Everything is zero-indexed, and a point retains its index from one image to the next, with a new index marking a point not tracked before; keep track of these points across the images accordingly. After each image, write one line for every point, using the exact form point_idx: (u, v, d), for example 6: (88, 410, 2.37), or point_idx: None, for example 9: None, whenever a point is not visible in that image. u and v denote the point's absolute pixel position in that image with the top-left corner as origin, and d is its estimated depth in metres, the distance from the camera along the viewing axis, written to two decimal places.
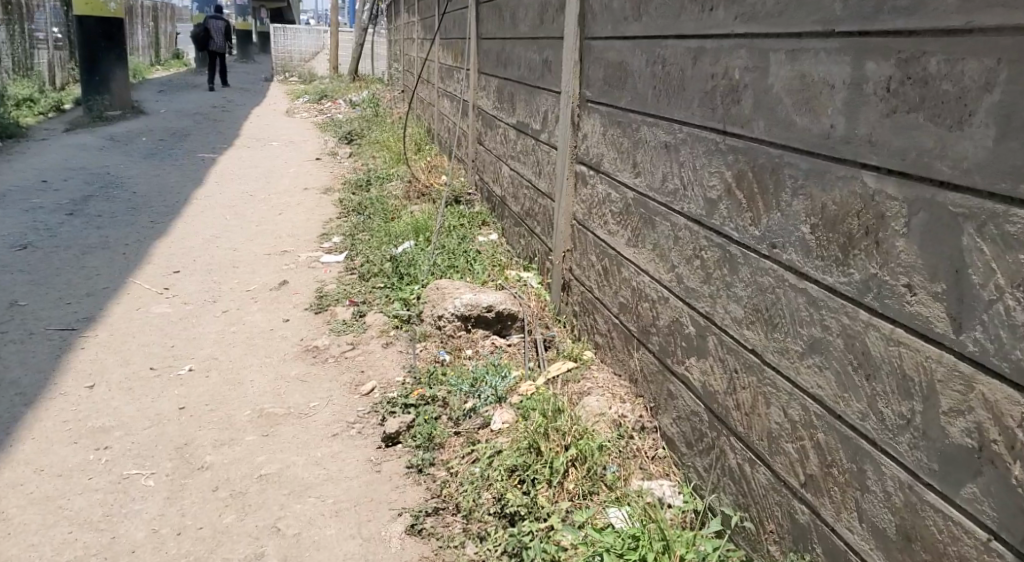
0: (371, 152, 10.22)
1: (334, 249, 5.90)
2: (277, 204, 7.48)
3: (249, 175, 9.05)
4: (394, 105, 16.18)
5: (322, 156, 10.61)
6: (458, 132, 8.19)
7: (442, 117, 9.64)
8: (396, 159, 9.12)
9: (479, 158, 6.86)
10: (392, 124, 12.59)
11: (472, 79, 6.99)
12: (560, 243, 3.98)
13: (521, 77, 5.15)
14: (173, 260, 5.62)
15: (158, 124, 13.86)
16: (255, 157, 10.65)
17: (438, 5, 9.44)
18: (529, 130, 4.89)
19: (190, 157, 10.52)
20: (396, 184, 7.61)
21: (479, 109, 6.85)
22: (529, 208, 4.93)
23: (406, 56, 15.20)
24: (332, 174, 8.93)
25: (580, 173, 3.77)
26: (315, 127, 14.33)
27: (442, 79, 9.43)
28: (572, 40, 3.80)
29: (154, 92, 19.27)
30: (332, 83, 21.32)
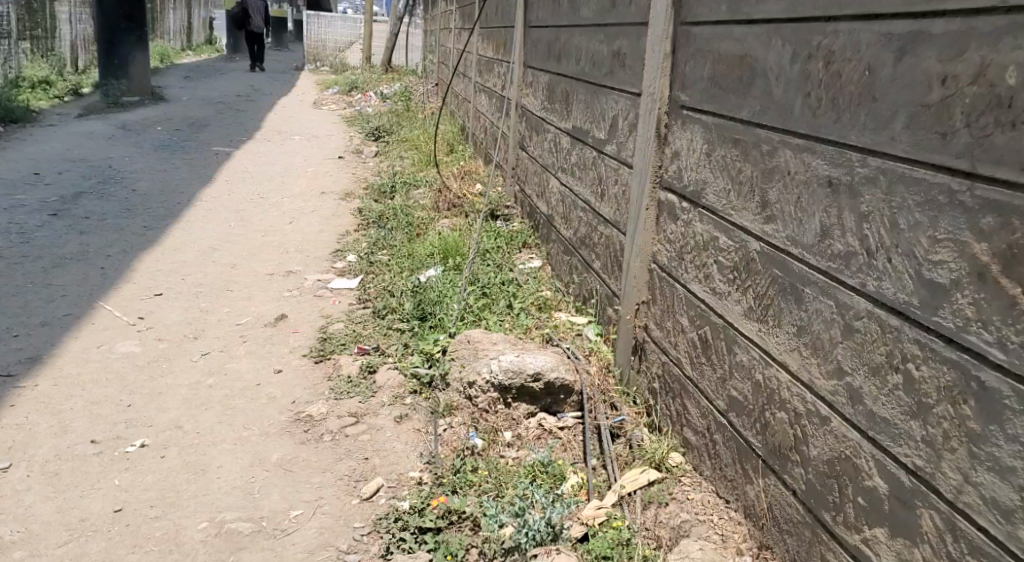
0: (398, 152, 9.32)
1: (347, 272, 4.99)
2: (289, 210, 6.60)
3: (262, 175, 8.18)
4: (427, 100, 15.28)
5: (346, 153, 9.73)
6: (496, 136, 7.28)
7: (479, 116, 8.71)
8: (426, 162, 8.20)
9: (521, 168, 5.94)
10: (425, 121, 11.69)
11: (516, 75, 6.07)
12: (632, 293, 3.04)
13: (579, 74, 4.22)
14: (156, 280, 4.74)
15: (176, 112, 13.07)
16: (274, 153, 9.80)
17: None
18: (589, 140, 3.96)
19: (203, 150, 9.69)
20: (425, 191, 6.71)
21: (522, 110, 5.94)
22: (584, 237, 4.00)
23: (443, 48, 14.28)
24: (354, 176, 8.05)
25: (667, 203, 2.83)
26: (343, 121, 13.46)
27: (481, 74, 8.51)
28: (659, 28, 2.88)
29: (179, 79, 18.53)
30: (364, 74, 20.45)
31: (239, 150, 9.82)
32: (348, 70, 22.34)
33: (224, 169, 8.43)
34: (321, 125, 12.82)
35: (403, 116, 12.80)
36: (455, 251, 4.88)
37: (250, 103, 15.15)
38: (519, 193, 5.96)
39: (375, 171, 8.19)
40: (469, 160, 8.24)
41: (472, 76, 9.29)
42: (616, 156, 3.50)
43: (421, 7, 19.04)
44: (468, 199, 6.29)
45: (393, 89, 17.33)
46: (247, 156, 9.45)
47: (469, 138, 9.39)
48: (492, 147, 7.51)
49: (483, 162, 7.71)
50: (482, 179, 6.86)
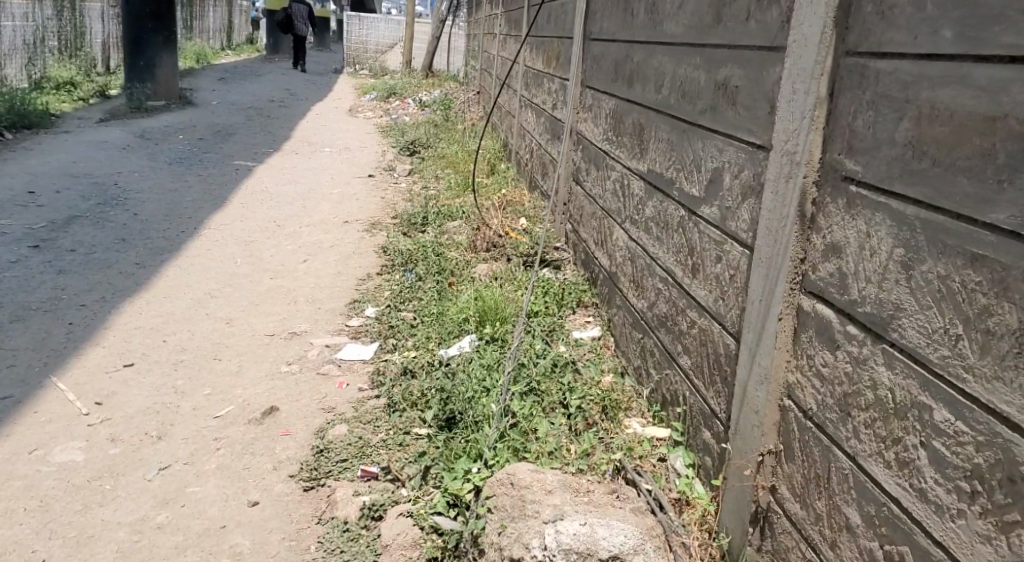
0: (434, 172, 8.45)
1: (364, 333, 4.12)
2: (306, 245, 5.76)
3: (282, 196, 7.35)
4: (469, 108, 14.44)
5: (377, 171, 8.88)
6: (546, 161, 6.37)
7: (524, 135, 7.81)
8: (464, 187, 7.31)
9: (575, 205, 5.02)
10: (464, 133, 10.84)
11: (572, 96, 5.16)
12: (755, 437, 2.11)
13: (661, 104, 3.31)
14: (131, 342, 3.92)
15: (203, 119, 12.35)
16: (299, 168, 8.98)
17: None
18: (676, 194, 3.05)
19: (223, 164, 8.91)
20: (461, 225, 5.85)
21: (578, 137, 5.03)
22: (665, 318, 3.08)
23: (486, 53, 13.43)
24: (384, 201, 7.19)
25: (820, 320, 1.89)
26: (378, 131, 12.63)
27: (528, 88, 7.60)
28: (808, 60, 1.96)
29: (212, 81, 17.88)
30: (403, 79, 19.63)
31: (262, 165, 9.02)
32: (388, 74, 21.57)
33: (242, 188, 7.63)
34: (354, 136, 12.01)
35: (442, 128, 11.93)
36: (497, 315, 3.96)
37: (282, 109, 14.40)
38: (572, 236, 5.04)
39: (408, 195, 7.32)
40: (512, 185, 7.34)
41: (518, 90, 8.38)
42: (720, 224, 2.57)
43: (465, 11, 18.20)
44: (511, 237, 5.38)
45: (433, 94, 16.53)
46: (269, 171, 8.64)
47: (512, 158, 8.48)
48: (539, 173, 6.60)
49: (528, 190, 6.80)
50: (527, 212, 5.94)
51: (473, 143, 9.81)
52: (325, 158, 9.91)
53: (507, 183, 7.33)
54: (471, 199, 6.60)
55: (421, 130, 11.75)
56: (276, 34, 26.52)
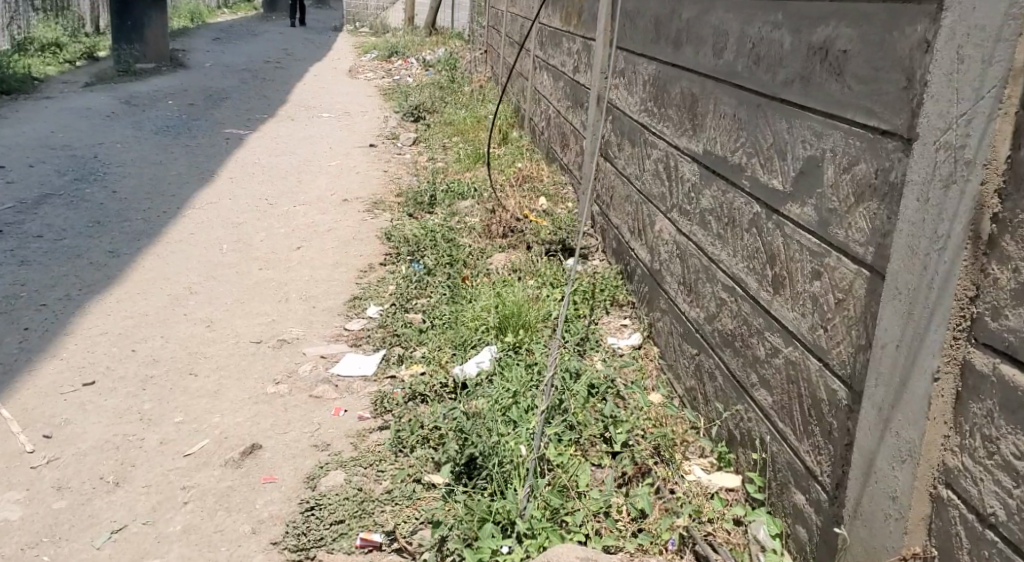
0: (442, 142, 7.86)
1: (366, 344, 3.57)
2: (301, 229, 5.20)
3: (276, 171, 6.78)
4: (474, 69, 13.78)
5: (380, 139, 8.29)
6: (565, 133, 5.77)
7: (539, 101, 7.20)
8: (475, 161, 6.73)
9: (606, 186, 4.44)
10: (471, 98, 10.23)
11: (600, 60, 4.56)
12: (897, 531, 1.58)
13: (724, 71, 2.72)
14: (95, 354, 3.38)
15: (195, 82, 11.72)
16: (296, 137, 8.38)
17: None
18: (746, 185, 2.48)
19: (215, 132, 8.33)
20: (473, 207, 5.30)
21: (608, 108, 4.44)
22: (733, 336, 2.51)
23: (493, 11, 12.74)
24: (387, 175, 6.61)
25: (1011, 391, 1.36)
26: (380, 95, 12.00)
27: (544, 50, 6.98)
28: (994, 4, 1.38)
29: (206, 41, 17.19)
30: (406, 37, 18.90)
31: (257, 133, 8.43)
32: (390, 33, 20.82)
33: (233, 161, 7.05)
34: (355, 100, 11.39)
35: (447, 92, 11.29)
36: (522, 325, 3.40)
37: (280, 71, 13.75)
38: (603, 221, 4.46)
39: (414, 168, 6.74)
40: (528, 157, 6.76)
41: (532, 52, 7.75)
42: (822, 229, 1.98)
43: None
44: (532, 223, 4.82)
45: (436, 54, 15.84)
46: (264, 141, 8.06)
47: (526, 126, 7.89)
48: (558, 146, 6.01)
49: (546, 165, 6.21)
50: (547, 191, 5.36)
51: (482, 109, 9.21)
52: (324, 125, 9.31)
53: (522, 156, 6.74)
54: (484, 177, 6.02)
55: (426, 94, 11.12)
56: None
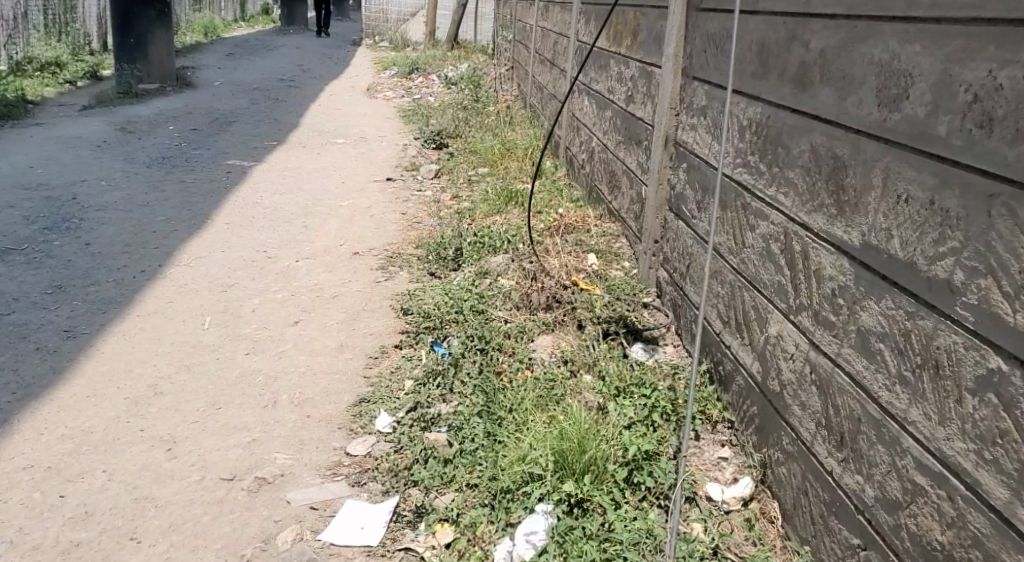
0: (469, 176, 6.98)
1: (374, 482, 2.66)
2: (301, 295, 4.33)
3: (279, 213, 5.92)
4: (501, 86, 12.91)
5: (398, 171, 7.42)
6: (616, 174, 4.86)
7: (579, 132, 6.30)
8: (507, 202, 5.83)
9: (681, 251, 3.52)
10: (500, 122, 9.37)
11: (672, 94, 3.66)
12: None
13: (904, 130, 1.82)
14: (7, 505, 2.53)
15: (201, 104, 10.96)
16: (306, 168, 7.54)
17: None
18: (966, 318, 1.58)
19: (215, 163, 7.51)
20: (507, 264, 4.40)
21: (682, 154, 3.53)
22: (947, 557, 1.61)
23: (522, 25, 11.87)
24: (405, 219, 5.73)
25: None
26: (400, 117, 11.14)
27: (588, 74, 6.08)
28: None
29: (219, 58, 16.49)
30: (428, 52, 18.06)
31: (262, 165, 7.59)
32: (411, 48, 20.01)
33: (231, 200, 6.22)
34: (373, 122, 10.55)
35: (471, 114, 10.40)
36: (588, 467, 2.48)
37: (293, 90, 12.96)
38: (679, 296, 3.52)
39: (437, 210, 5.86)
40: (569, 199, 5.85)
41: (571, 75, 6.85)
42: None
43: None
44: (583, 291, 3.87)
45: (459, 70, 14.98)
46: (269, 174, 7.21)
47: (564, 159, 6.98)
48: (607, 188, 5.10)
49: (591, 210, 5.30)
50: (596, 246, 4.42)
51: (512, 138, 8.31)
52: (337, 153, 8.45)
53: (562, 198, 5.82)
54: (518, 226, 5.09)
55: (449, 117, 10.25)
56: (292, 5, 25.01)
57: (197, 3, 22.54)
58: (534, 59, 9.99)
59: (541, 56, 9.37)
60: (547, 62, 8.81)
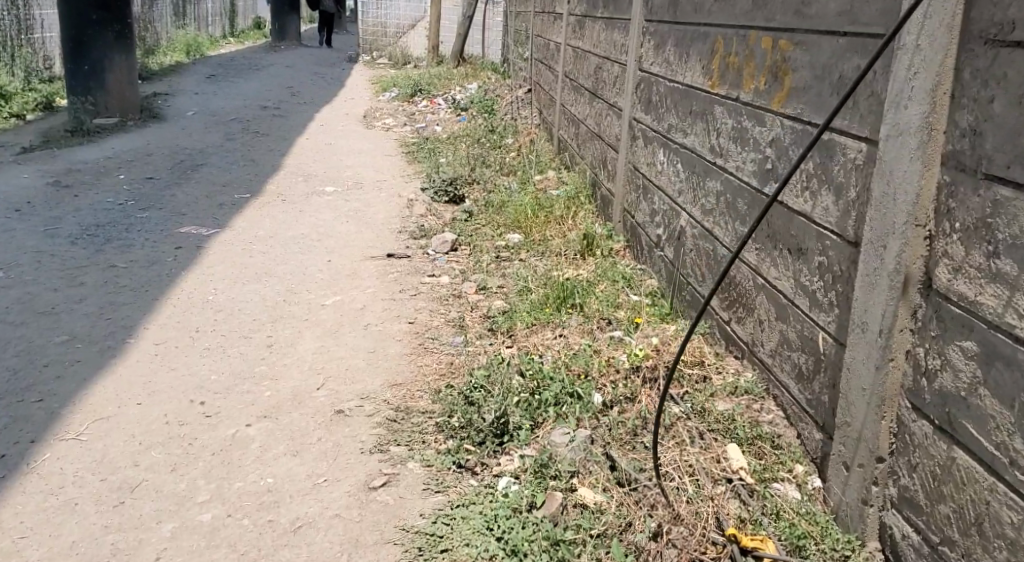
0: (499, 256, 5.28)
1: None
2: (246, 514, 2.62)
3: (237, 328, 4.20)
4: (519, 114, 11.24)
5: (405, 243, 5.75)
6: (748, 291, 3.12)
7: (655, 203, 4.59)
8: (563, 310, 4.10)
9: (966, 516, 1.83)
10: (527, 171, 7.75)
11: (922, 197, 1.97)
12: None
13: None
14: None
15: (168, 144, 9.30)
16: (284, 237, 5.84)
17: (667, 17, 4.50)
18: None
19: (165, 232, 5.83)
20: (587, 453, 2.70)
21: (962, 322, 1.84)
22: None
23: (545, 44, 10.22)
24: (417, 337, 4.00)
25: None
26: (403, 154, 9.45)
27: (669, 122, 4.39)
28: None
29: (198, 83, 14.87)
30: (431, 72, 16.43)
31: (226, 235, 5.90)
32: (413, 67, 18.35)
33: (171, 302, 4.50)
34: (371, 165, 8.87)
35: (488, 158, 8.71)
36: None
37: (279, 121, 11.30)
38: None
39: (461, 324, 4.11)
40: (649, 305, 4.12)
41: (635, 120, 5.16)
42: None
43: None
44: (745, 553, 2.22)
45: (468, 93, 13.32)
46: (232, 250, 5.51)
47: (627, 232, 5.26)
48: (724, 307, 3.36)
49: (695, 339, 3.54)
50: (739, 431, 2.67)
51: (547, 197, 6.59)
52: (326, 213, 6.76)
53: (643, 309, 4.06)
54: (592, 365, 3.31)
55: (464, 161, 8.57)
56: (284, 18, 23.39)
57: (180, 19, 20.92)
58: (567, 89, 8.31)
59: (577, 86, 7.69)
60: (587, 94, 7.12)
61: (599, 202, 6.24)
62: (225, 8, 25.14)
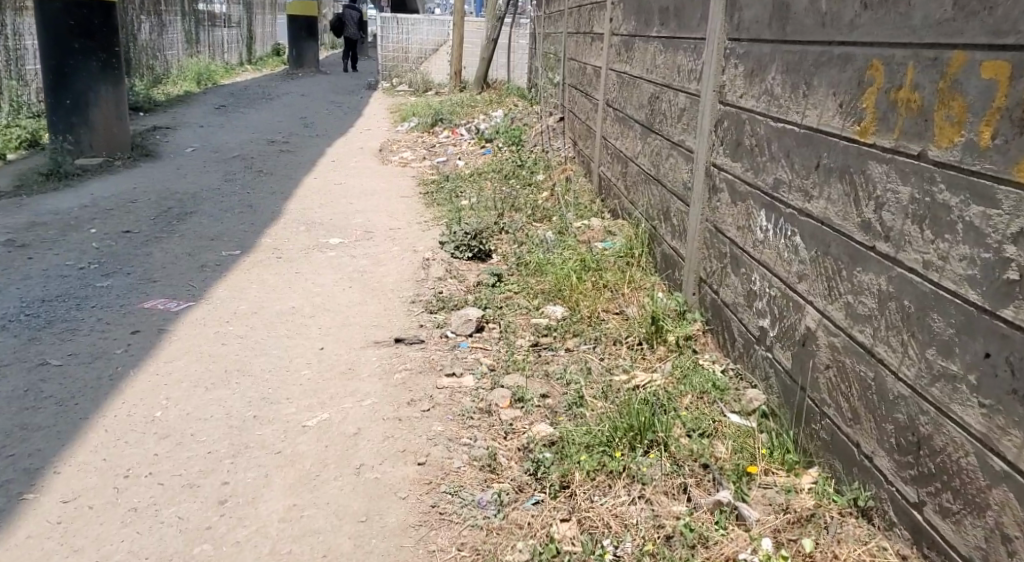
0: (538, 343, 4.08)
1: None
2: None
3: (179, 472, 3.04)
4: (551, 145, 10.10)
5: (420, 319, 4.62)
6: (971, 475, 1.98)
7: (758, 284, 3.39)
8: (638, 454, 2.85)
9: None
10: (565, 221, 6.59)
11: None
12: None
13: None
14: None
15: (157, 188, 8.28)
16: (269, 314, 4.70)
17: (768, 34, 3.42)
18: None
19: (123, 310, 4.75)
20: None
21: None
22: None
23: (581, 67, 9.09)
24: (430, 491, 2.82)
25: None
26: (421, 196, 8.33)
27: (780, 176, 3.22)
28: None
29: (203, 115, 13.92)
30: (454, 99, 15.38)
31: (197, 312, 4.78)
32: (434, 93, 17.31)
33: (104, 430, 3.37)
34: (384, 211, 7.75)
35: (517, 202, 7.55)
36: None
37: (286, 157, 10.26)
38: None
39: (492, 467, 2.91)
40: (759, 439, 2.93)
41: (719, 168, 3.98)
42: None
43: (539, 8, 13.83)
44: None
45: (494, 122, 12.21)
46: (201, 335, 4.38)
47: (707, 312, 4.04)
48: (911, 484, 2.20)
49: (857, 523, 2.41)
50: None
51: (594, 255, 5.39)
52: (324, 275, 5.63)
53: (753, 450, 2.85)
54: None
55: (491, 207, 7.42)
56: (300, 44, 22.50)
57: (191, 47, 20.05)
58: (611, 122, 7.15)
59: (625, 118, 6.53)
60: (640, 129, 5.96)
61: (661, 264, 5.05)
62: (240, 35, 24.31)
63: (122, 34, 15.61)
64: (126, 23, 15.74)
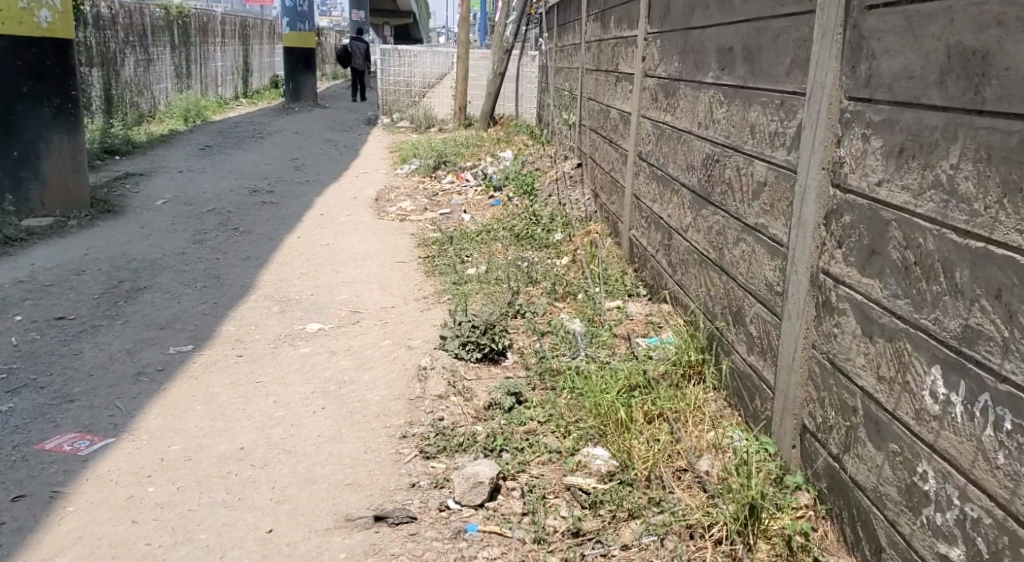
0: (581, 533, 2.94)
1: None
2: None
3: None
4: (568, 194, 8.94)
5: (418, 475, 3.38)
6: None
7: (932, 485, 2.19)
8: None
9: None
10: (596, 304, 5.43)
11: None
12: None
13: None
14: None
15: (113, 254, 7.13)
16: (207, 463, 3.51)
17: (941, 96, 2.22)
18: None
19: (15, 455, 3.56)
20: None
21: None
22: None
23: (605, 107, 7.95)
24: None
25: None
26: (421, 260, 7.17)
27: (982, 325, 2.01)
28: None
29: (185, 157, 12.81)
30: (458, 137, 14.30)
31: (113, 457, 3.58)
32: (437, 130, 16.20)
33: None
34: (375, 282, 6.57)
35: (533, 272, 6.36)
36: None
37: (269, 209, 9.12)
38: None
39: None
40: None
41: (840, 281, 2.77)
42: None
43: (550, 39, 12.72)
44: None
45: (502, 165, 11.08)
46: (106, 507, 3.17)
47: (822, 485, 2.86)
48: None
49: None
50: None
51: (642, 365, 4.18)
52: (292, 385, 4.43)
53: None
54: None
55: (503, 280, 6.23)
56: (296, 76, 21.46)
57: (181, 82, 19.01)
58: (647, 180, 5.97)
59: (667, 178, 5.36)
60: (690, 197, 4.78)
61: (734, 383, 3.84)
62: (235, 68, 23.31)
63: (102, 71, 14.54)
64: (106, 59, 14.67)
